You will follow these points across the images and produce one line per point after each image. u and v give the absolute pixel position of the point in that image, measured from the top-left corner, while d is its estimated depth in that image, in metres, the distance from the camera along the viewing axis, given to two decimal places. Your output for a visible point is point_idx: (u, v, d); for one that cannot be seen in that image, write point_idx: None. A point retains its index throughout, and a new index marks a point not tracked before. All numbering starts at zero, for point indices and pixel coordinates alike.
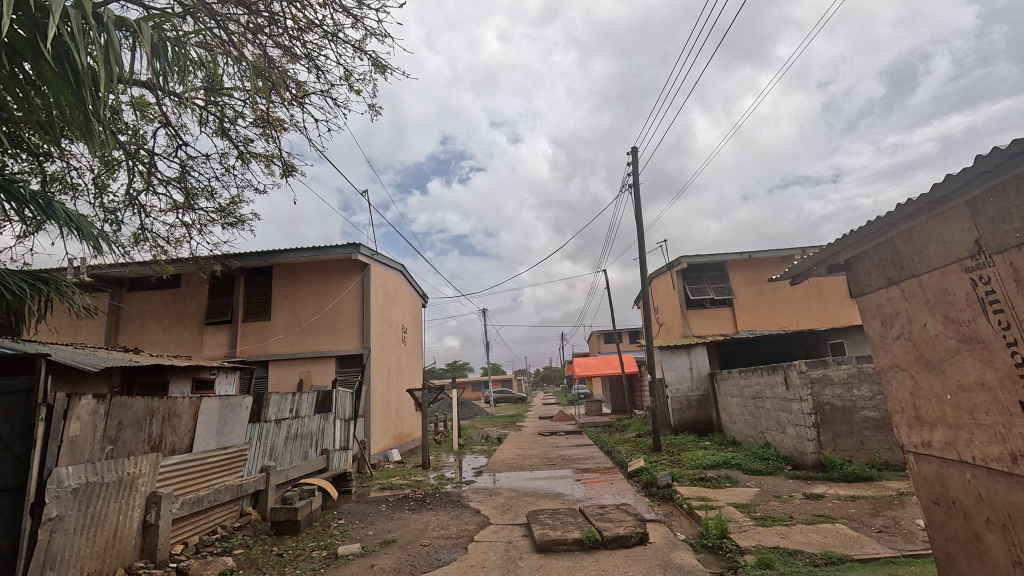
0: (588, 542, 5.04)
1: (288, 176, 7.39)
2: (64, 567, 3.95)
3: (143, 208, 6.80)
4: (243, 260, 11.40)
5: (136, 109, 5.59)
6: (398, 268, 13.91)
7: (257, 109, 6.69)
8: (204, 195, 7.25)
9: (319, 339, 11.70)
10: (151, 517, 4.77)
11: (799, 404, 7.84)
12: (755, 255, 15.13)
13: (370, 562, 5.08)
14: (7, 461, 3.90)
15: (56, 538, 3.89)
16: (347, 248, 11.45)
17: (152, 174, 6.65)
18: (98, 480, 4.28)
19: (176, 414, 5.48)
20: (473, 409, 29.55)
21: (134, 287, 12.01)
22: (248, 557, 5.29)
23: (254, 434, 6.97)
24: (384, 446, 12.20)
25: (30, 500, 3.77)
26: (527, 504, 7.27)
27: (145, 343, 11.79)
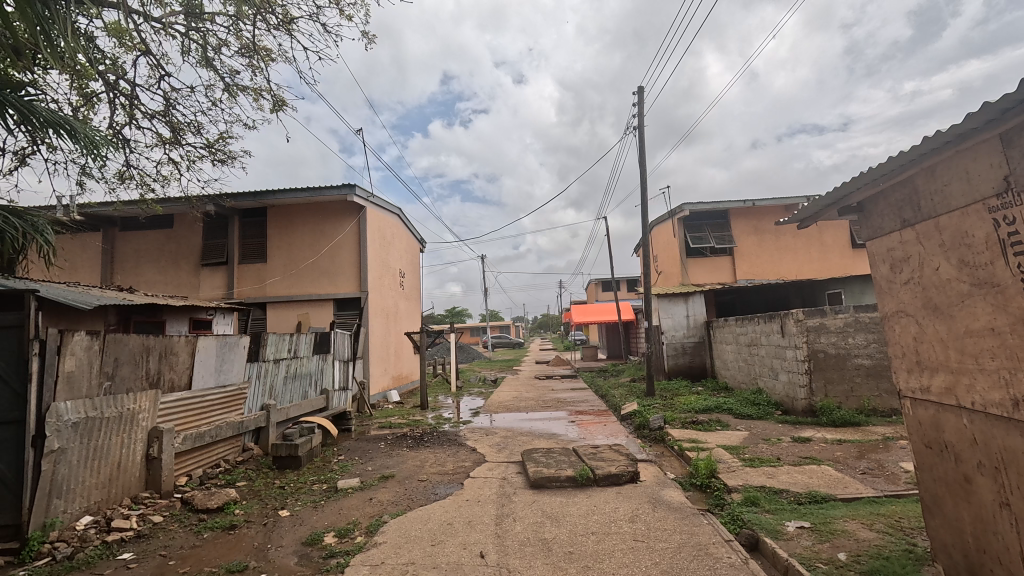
0: (580, 479, 5.20)
1: (279, 111, 7.07)
2: (70, 496, 4.05)
3: (128, 143, 6.49)
4: (236, 201, 11.14)
5: (112, 35, 5.20)
6: (395, 211, 13.65)
7: (241, 36, 6.26)
8: (191, 129, 6.92)
9: (316, 281, 11.63)
10: (154, 451, 4.85)
11: (794, 351, 7.89)
12: (759, 203, 14.84)
13: (369, 496, 5.24)
14: (4, 394, 3.87)
15: (59, 469, 3.96)
16: (343, 189, 11.14)
17: (134, 106, 6.32)
18: (97, 415, 4.30)
19: (173, 352, 5.48)
20: (471, 354, 30.06)
21: (126, 228, 11.80)
22: (250, 489, 5.45)
23: (254, 373, 7.02)
24: (383, 386, 12.46)
25: (31, 433, 3.79)
26: (522, 443, 7.47)
27: (140, 284, 11.72)
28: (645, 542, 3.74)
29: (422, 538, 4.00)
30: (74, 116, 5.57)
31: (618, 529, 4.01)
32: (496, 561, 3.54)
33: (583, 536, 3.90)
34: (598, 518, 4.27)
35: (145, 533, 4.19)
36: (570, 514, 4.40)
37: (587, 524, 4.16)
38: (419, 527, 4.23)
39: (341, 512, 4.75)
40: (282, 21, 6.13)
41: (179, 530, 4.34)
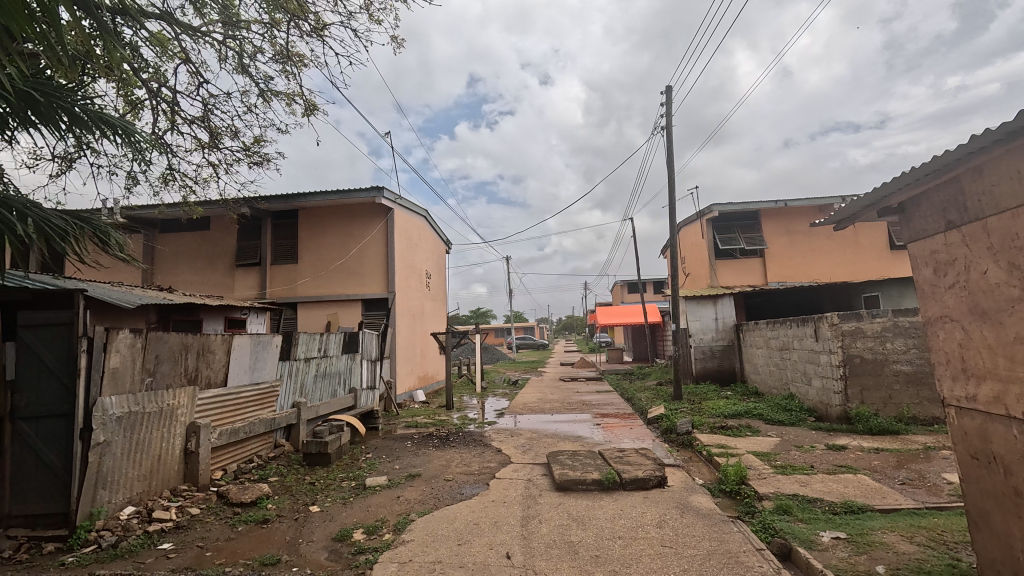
0: (607, 483, 5.15)
1: (311, 115, 7.25)
2: (115, 487, 4.23)
3: (169, 147, 6.74)
4: (269, 203, 11.45)
5: (155, 44, 5.41)
6: (422, 213, 13.82)
7: (275, 43, 6.46)
8: (228, 134, 7.15)
9: (345, 282, 11.86)
10: (192, 445, 5.03)
11: (827, 356, 7.68)
12: (791, 203, 14.46)
13: (397, 494, 5.31)
14: (54, 388, 4.05)
15: (105, 461, 4.14)
16: (372, 191, 11.35)
17: (175, 112, 6.57)
18: (140, 410, 4.48)
19: (210, 350, 5.66)
20: (496, 355, 30.19)
21: (166, 229, 12.25)
22: (282, 484, 5.60)
23: (285, 371, 7.20)
24: (409, 386, 12.64)
25: (79, 426, 3.97)
26: (547, 445, 7.47)
27: (179, 284, 12.16)
28: (673, 548, 3.69)
29: (449, 537, 4.04)
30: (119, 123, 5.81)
31: (644, 534, 3.97)
32: (522, 562, 3.54)
33: (610, 540, 3.87)
34: (625, 522, 4.24)
35: (184, 524, 4.34)
36: (597, 517, 4.38)
37: (614, 528, 4.13)
38: (446, 526, 4.27)
39: (369, 509, 4.83)
40: (314, 27, 6.28)
41: (215, 522, 4.49)
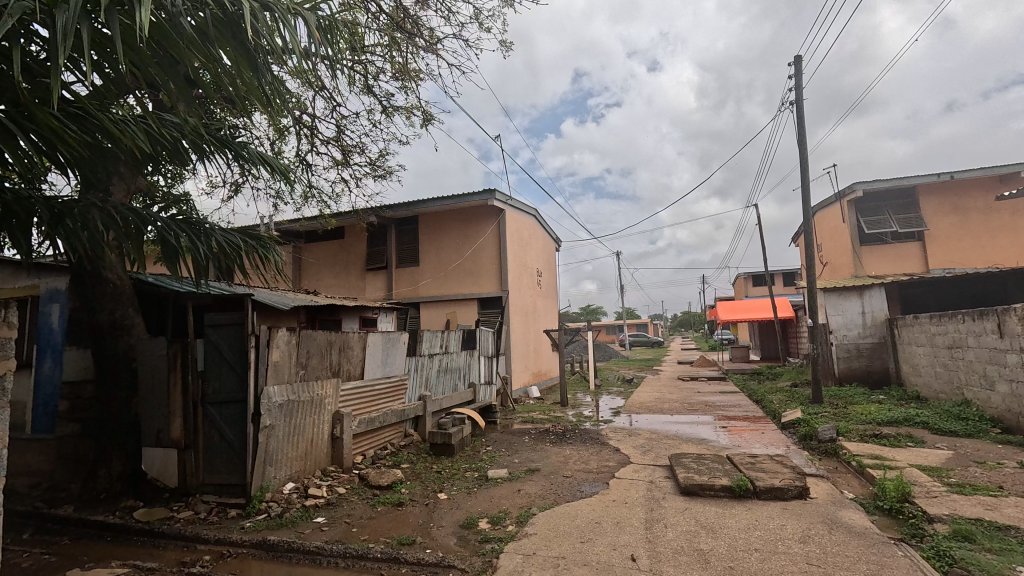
0: (738, 490, 4.78)
1: (428, 126, 7.71)
2: (279, 464, 4.87)
3: (310, 167, 7.58)
4: (393, 211, 12.39)
5: (298, 77, 6.12)
6: (532, 212, 14.03)
7: (395, 62, 6.96)
8: (357, 150, 7.87)
9: (461, 281, 12.45)
10: (337, 431, 5.62)
11: (1018, 355, 6.39)
12: (959, 175, 12.22)
13: (518, 487, 5.44)
14: (231, 378, 4.75)
15: (271, 441, 4.78)
16: (484, 194, 11.77)
17: (315, 135, 7.37)
18: (296, 398, 5.11)
19: (350, 346, 6.23)
20: (609, 352, 29.67)
21: (309, 239, 13.84)
22: (413, 471, 6.03)
23: (412, 366, 7.74)
24: (524, 382, 12.92)
25: (251, 411, 4.62)
26: (668, 446, 7.15)
27: (321, 288, 13.66)
28: (821, 567, 3.31)
29: (571, 533, 4.04)
30: (271, 149, 6.70)
31: (785, 549, 3.62)
32: (648, 566, 3.43)
33: (745, 552, 3.59)
34: (762, 534, 3.90)
35: (334, 501, 4.86)
36: (728, 526, 4.09)
37: (749, 539, 3.82)
38: (568, 523, 4.27)
39: (493, 500, 5.01)
40: (429, 43, 6.66)
41: (358, 501, 4.97)
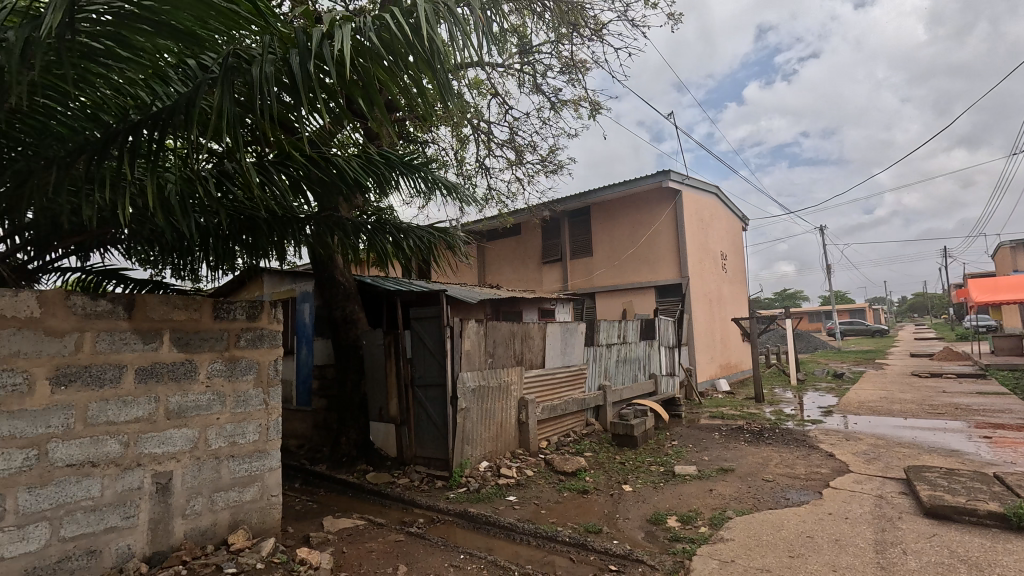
0: (1015, 520, 3.71)
1: (597, 115, 7.62)
2: (475, 443, 5.35)
3: (488, 170, 8.13)
4: (566, 203, 12.59)
5: (474, 88, 6.59)
6: (713, 190, 12.92)
7: (562, 56, 7.03)
8: (529, 149, 8.17)
9: (637, 269, 12.08)
10: (523, 416, 5.96)
11: None
12: None
13: (709, 486, 5.07)
14: (433, 364, 5.34)
15: (467, 422, 5.26)
16: (658, 177, 11.22)
17: (491, 140, 7.87)
18: (486, 384, 5.54)
19: (531, 336, 6.50)
20: (814, 342, 25.85)
21: (491, 238, 14.90)
22: (596, 460, 6.07)
23: (591, 356, 7.79)
24: (711, 374, 12.02)
25: (450, 394, 5.14)
26: (902, 456, 5.92)
27: (503, 282, 14.61)
28: None
29: (776, 545, 3.61)
30: (456, 159, 7.40)
31: None
32: None
33: None
34: None
35: (523, 482, 5.15)
36: (1002, 565, 3.19)
37: None
38: (771, 532, 3.82)
39: (682, 498, 4.75)
40: (594, 30, 6.56)
41: (546, 485, 5.18)
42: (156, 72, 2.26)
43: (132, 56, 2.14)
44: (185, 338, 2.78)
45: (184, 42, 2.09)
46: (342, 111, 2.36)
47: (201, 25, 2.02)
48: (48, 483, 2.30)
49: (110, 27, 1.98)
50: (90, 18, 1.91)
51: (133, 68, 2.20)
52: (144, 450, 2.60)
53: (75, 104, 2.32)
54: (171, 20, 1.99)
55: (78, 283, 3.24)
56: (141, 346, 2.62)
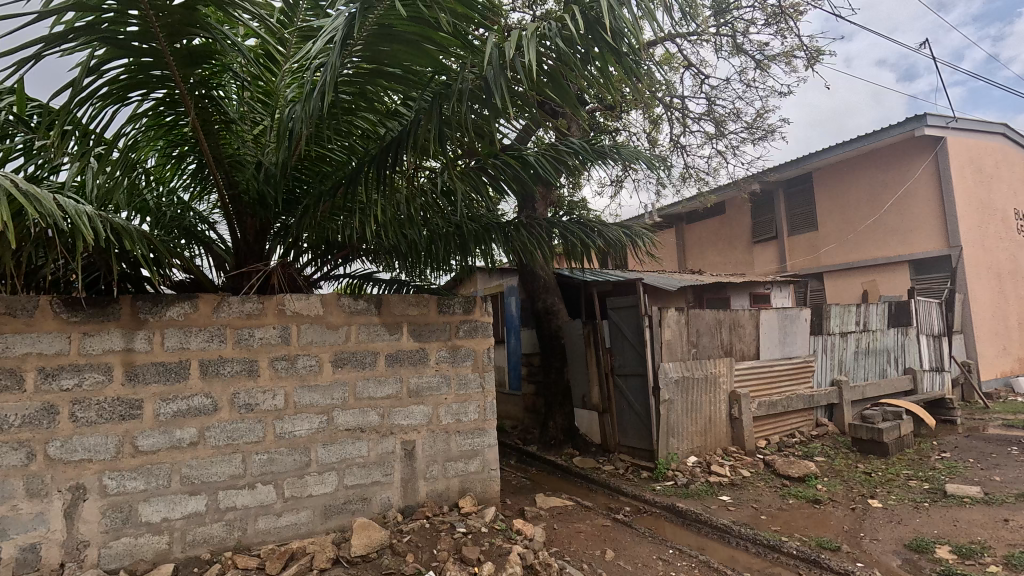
0: None
1: (817, 64, 6.50)
2: (680, 437, 5.11)
3: (684, 148, 7.63)
4: (780, 172, 11.05)
5: (665, 63, 6.25)
6: (999, 130, 9.83)
7: (767, 6, 6.18)
8: (731, 118, 7.41)
9: (881, 242, 9.90)
10: (735, 411, 5.49)
11: None
12: None
13: (1004, 516, 3.91)
14: (633, 354, 5.25)
15: (671, 414, 5.05)
16: (910, 123, 9.05)
17: (686, 116, 7.37)
18: (691, 375, 5.23)
19: (741, 324, 5.91)
20: None
21: (688, 219, 13.69)
22: (831, 466, 5.22)
23: (819, 348, 6.70)
24: (1004, 370, 9.25)
25: (652, 384, 5.01)
26: None
27: (706, 266, 13.33)
28: None
29: None
30: (649, 144, 7.17)
31: None
32: None
33: None
34: None
35: (738, 483, 4.71)
36: None
37: None
38: None
39: (959, 526, 3.77)
40: None
41: (766, 489, 4.66)
42: (387, 110, 2.77)
43: (370, 100, 2.66)
44: (418, 330, 3.31)
45: (405, 80, 2.53)
46: (533, 110, 2.47)
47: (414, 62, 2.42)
48: (335, 441, 3.00)
49: (355, 80, 2.49)
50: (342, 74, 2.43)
51: (371, 110, 2.73)
52: (394, 422, 3.18)
53: (336, 145, 2.95)
54: (395, 65, 2.44)
55: (345, 286, 4.10)
56: (389, 337, 3.21)
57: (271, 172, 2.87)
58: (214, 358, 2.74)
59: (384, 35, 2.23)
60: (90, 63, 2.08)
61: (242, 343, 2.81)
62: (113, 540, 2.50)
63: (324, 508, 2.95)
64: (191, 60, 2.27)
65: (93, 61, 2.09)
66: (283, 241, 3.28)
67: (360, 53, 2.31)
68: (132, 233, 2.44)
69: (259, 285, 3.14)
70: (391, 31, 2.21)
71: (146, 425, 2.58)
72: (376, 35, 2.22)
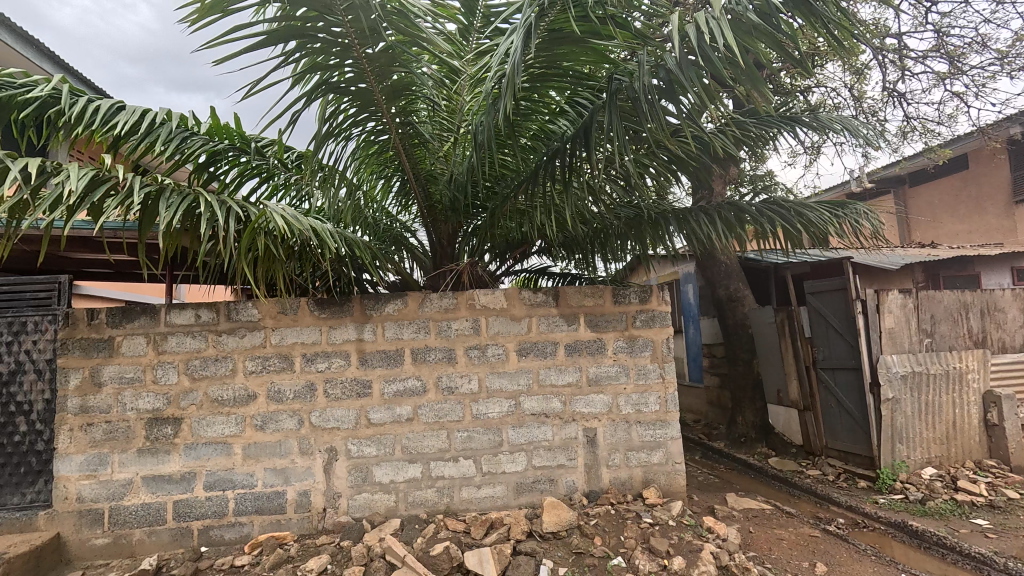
0: None
1: None
2: (911, 444, 4.26)
3: (903, 97, 6.30)
4: None
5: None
6: None
7: None
8: (974, 48, 5.87)
9: None
10: (993, 418, 4.40)
11: None
12: None
13: None
14: (841, 346, 4.55)
15: (897, 417, 4.24)
16: None
17: (905, 56, 6.07)
18: (924, 370, 4.32)
19: (999, 308, 4.72)
20: None
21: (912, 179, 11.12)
22: None
23: None
24: None
25: (868, 380, 4.28)
26: None
27: None
28: None
29: None
30: (853, 98, 6.11)
31: None
32: None
33: None
34: None
35: (1001, 506, 3.71)
36: None
37: None
38: None
39: None
40: None
41: None
42: (555, 108, 2.85)
43: (539, 99, 2.79)
44: (595, 320, 3.37)
45: (573, 76, 2.60)
46: (707, 88, 2.29)
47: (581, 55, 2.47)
48: (523, 424, 3.24)
49: (526, 84, 2.64)
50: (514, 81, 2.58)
51: (540, 109, 2.86)
52: (576, 409, 3.30)
53: (511, 150, 3.15)
54: (563, 62, 2.52)
55: (522, 280, 4.39)
56: (567, 327, 3.34)
57: (458, 181, 3.19)
58: (421, 347, 3.19)
59: (553, 38, 2.32)
60: (328, 112, 2.58)
61: (443, 334, 3.21)
62: (357, 494, 3.09)
63: (516, 485, 3.21)
64: (397, 94, 2.65)
65: (331, 108, 2.59)
66: (470, 242, 3.64)
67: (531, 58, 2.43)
68: (362, 245, 3.00)
69: (454, 282, 3.55)
70: (560, 32, 2.28)
71: (376, 401, 3.12)
72: (547, 40, 2.32)
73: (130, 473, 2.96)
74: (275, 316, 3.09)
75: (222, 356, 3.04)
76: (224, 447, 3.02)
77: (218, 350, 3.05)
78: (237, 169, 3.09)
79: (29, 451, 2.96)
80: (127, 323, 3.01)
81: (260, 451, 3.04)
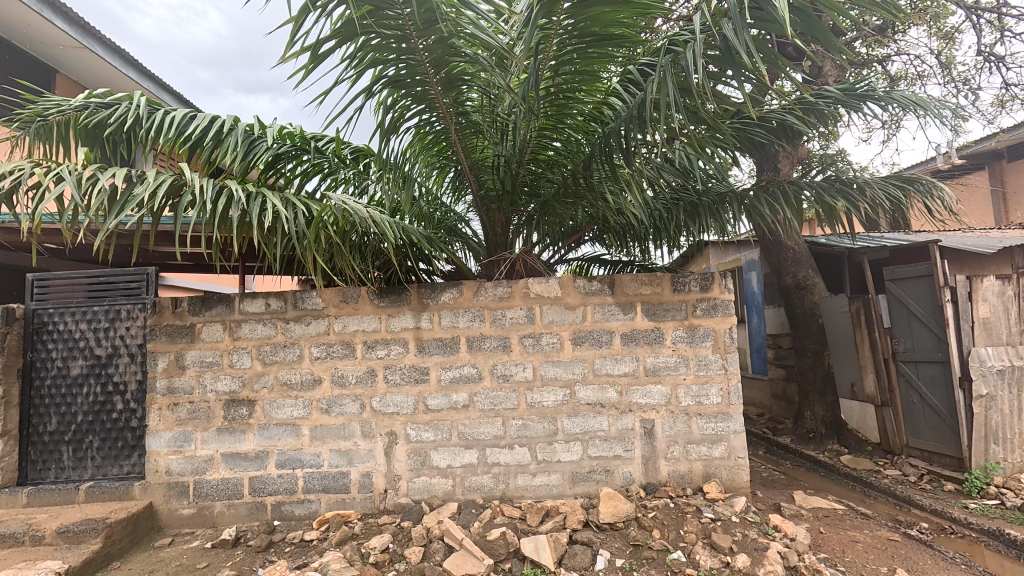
0: None
1: None
2: (1011, 445, 3.87)
3: (1001, 61, 5.66)
4: None
5: None
6: None
7: None
8: None
9: None
10: None
11: None
12: None
13: None
14: (926, 336, 4.20)
15: (993, 415, 3.86)
16: None
17: (1005, 15, 5.44)
18: None
19: None
20: None
21: None
22: None
23: None
24: None
25: (957, 374, 3.96)
26: None
27: None
28: None
29: None
30: (940, 65, 5.55)
31: None
32: None
33: None
34: None
35: None
36: None
37: None
38: None
39: None
40: None
41: None
42: (608, 90, 2.77)
43: (589, 79, 2.70)
44: (652, 309, 3.27)
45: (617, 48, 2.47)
46: (773, 59, 2.12)
47: (624, 19, 2.34)
48: (578, 413, 3.21)
49: (573, 59, 2.54)
50: (556, 58, 2.49)
51: (591, 91, 2.77)
52: (632, 400, 3.23)
53: (561, 135, 3.07)
54: (603, 29, 2.37)
55: (575, 268, 4.35)
56: (624, 316, 3.26)
57: (507, 169, 3.15)
58: (476, 335, 3.22)
59: (590, 0, 2.15)
60: (385, 103, 2.63)
61: (497, 323, 3.23)
62: (416, 477, 3.18)
63: (572, 474, 3.20)
64: (448, 83, 2.63)
65: (384, 98, 2.62)
66: (522, 232, 3.64)
67: (570, 26, 2.31)
68: (419, 234, 3.05)
69: (508, 271, 3.56)
70: None
71: (433, 388, 3.19)
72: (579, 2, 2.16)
73: (211, 450, 3.19)
74: (337, 305, 3.22)
75: (291, 343, 3.21)
76: (292, 429, 3.19)
77: (286, 337, 3.21)
78: (301, 166, 3.23)
79: (125, 427, 3.25)
80: (205, 311, 3.23)
81: (325, 434, 3.19)
